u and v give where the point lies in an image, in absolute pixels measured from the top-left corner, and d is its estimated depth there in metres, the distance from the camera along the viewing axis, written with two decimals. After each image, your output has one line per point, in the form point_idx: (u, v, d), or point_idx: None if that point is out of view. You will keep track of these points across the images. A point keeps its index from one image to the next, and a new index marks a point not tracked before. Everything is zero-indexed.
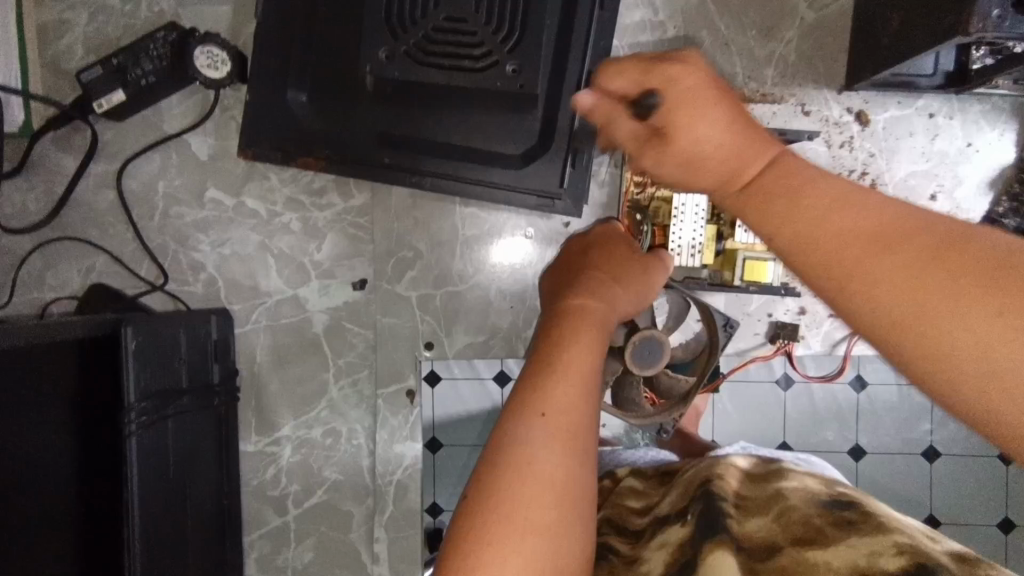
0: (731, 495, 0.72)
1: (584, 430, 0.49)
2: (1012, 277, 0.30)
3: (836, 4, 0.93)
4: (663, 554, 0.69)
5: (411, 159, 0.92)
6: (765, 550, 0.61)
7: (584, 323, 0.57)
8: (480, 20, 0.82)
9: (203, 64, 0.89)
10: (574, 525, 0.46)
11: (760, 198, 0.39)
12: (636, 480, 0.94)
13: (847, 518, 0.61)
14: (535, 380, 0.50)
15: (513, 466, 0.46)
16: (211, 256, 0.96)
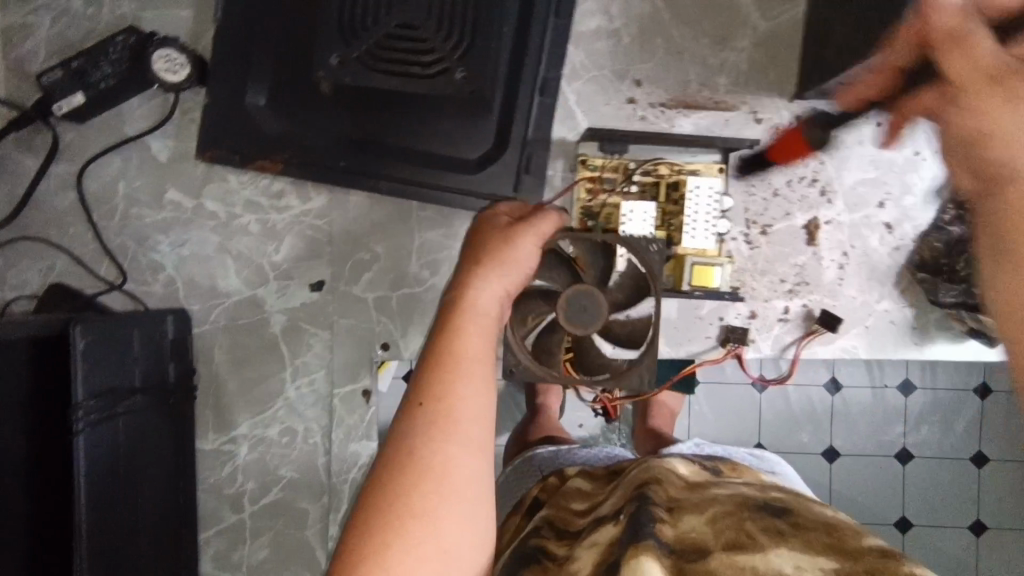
0: (665, 499, 0.75)
1: (462, 424, 0.60)
2: None
3: (788, 13, 0.94)
4: (594, 553, 0.70)
5: (367, 163, 0.94)
6: (695, 555, 0.63)
7: (471, 320, 0.66)
8: (432, 29, 0.89)
9: (162, 68, 0.90)
10: (458, 508, 0.56)
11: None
12: (581, 483, 0.96)
13: (779, 527, 0.65)
14: (424, 385, 0.62)
15: (397, 459, 0.58)
16: (170, 257, 0.97)
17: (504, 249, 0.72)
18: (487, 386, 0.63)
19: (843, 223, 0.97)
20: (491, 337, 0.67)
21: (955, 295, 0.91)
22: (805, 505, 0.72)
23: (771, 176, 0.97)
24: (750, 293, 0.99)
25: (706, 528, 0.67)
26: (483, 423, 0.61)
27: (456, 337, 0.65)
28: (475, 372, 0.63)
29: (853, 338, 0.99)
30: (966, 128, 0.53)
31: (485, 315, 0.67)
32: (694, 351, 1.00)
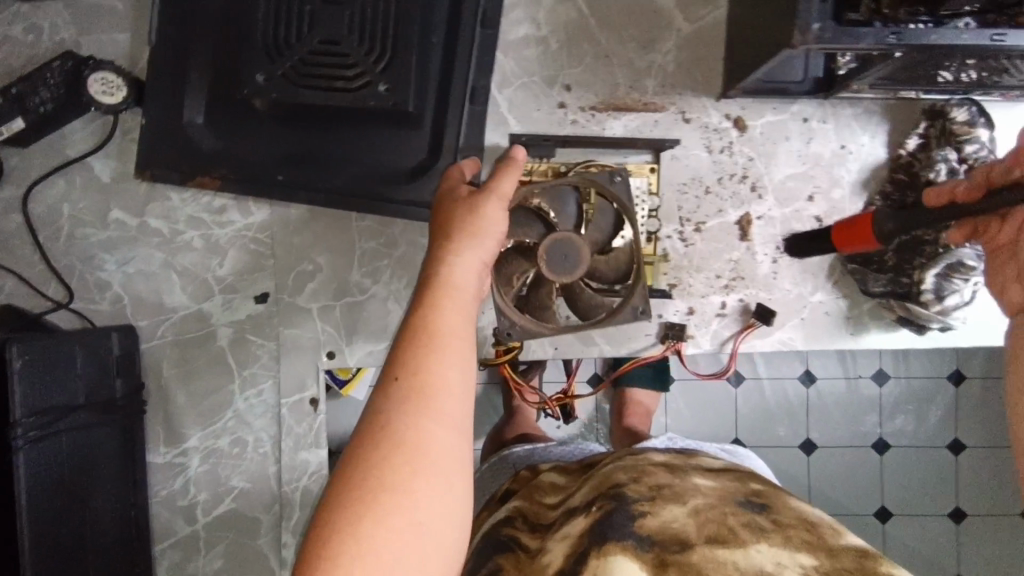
0: (646, 489, 0.77)
1: (437, 398, 0.62)
2: None
3: (711, 15, 0.97)
4: (564, 545, 0.74)
5: (305, 177, 0.96)
6: (678, 546, 0.68)
7: (445, 298, 0.69)
8: (354, 44, 0.91)
9: (98, 91, 0.92)
10: (431, 480, 0.58)
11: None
12: (555, 477, 1.00)
13: (758, 523, 0.71)
14: (398, 362, 0.64)
15: (371, 433, 0.59)
16: (117, 275, 0.99)
17: (472, 221, 0.74)
18: (461, 363, 0.65)
19: (774, 218, 0.99)
20: (465, 315, 0.69)
21: (881, 284, 0.95)
22: (780, 498, 0.78)
23: (702, 174, 0.99)
24: (687, 289, 1.01)
25: (688, 519, 0.71)
26: (456, 397, 0.63)
27: (429, 315, 0.67)
28: (449, 350, 0.65)
29: (789, 330, 1.01)
30: None
31: (458, 293, 0.70)
32: (638, 348, 1.02)
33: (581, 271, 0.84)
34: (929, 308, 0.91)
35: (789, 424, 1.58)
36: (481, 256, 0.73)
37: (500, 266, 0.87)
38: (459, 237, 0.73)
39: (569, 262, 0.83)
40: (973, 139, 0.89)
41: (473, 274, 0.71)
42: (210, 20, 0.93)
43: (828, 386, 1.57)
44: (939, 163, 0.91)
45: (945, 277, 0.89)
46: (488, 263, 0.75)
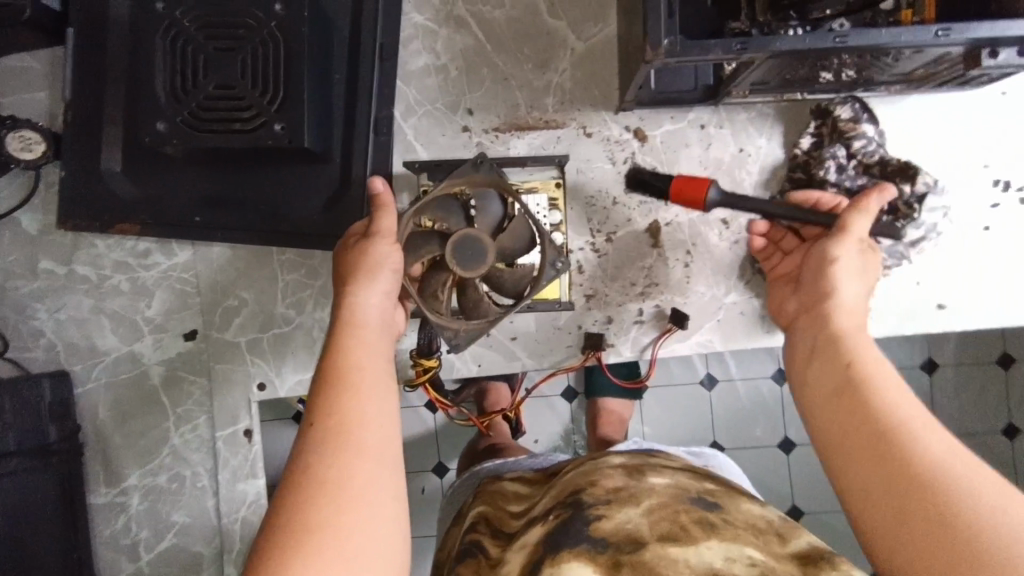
0: (604, 492, 0.78)
1: (354, 432, 0.67)
2: (869, 460, 0.63)
3: (602, 32, 1.00)
4: (522, 554, 0.76)
5: (221, 218, 0.99)
6: (631, 545, 0.69)
7: (354, 336, 0.75)
8: (246, 86, 0.91)
9: (17, 149, 0.96)
10: (358, 507, 0.63)
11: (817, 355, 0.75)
12: (518, 488, 1.01)
13: (709, 520, 0.72)
14: (316, 406, 0.69)
15: (299, 477, 0.64)
16: (49, 323, 1.02)
17: (363, 257, 0.79)
18: (375, 393, 0.71)
19: (682, 223, 1.02)
20: (374, 346, 0.75)
21: None
22: (730, 497, 0.80)
23: (608, 186, 1.02)
24: (603, 300, 1.03)
25: (642, 520, 0.72)
26: (373, 426, 0.69)
27: (342, 355, 0.73)
28: (362, 385, 0.71)
29: (707, 332, 1.03)
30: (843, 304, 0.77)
31: (365, 327, 0.76)
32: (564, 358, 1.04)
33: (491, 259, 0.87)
34: None
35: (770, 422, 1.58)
36: (383, 287, 0.79)
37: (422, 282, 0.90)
38: (358, 275, 0.79)
39: (475, 257, 0.86)
40: (859, 135, 0.94)
41: (376, 308, 0.77)
42: (115, 73, 0.96)
43: None
44: (829, 160, 0.95)
45: None
46: (391, 292, 0.80)
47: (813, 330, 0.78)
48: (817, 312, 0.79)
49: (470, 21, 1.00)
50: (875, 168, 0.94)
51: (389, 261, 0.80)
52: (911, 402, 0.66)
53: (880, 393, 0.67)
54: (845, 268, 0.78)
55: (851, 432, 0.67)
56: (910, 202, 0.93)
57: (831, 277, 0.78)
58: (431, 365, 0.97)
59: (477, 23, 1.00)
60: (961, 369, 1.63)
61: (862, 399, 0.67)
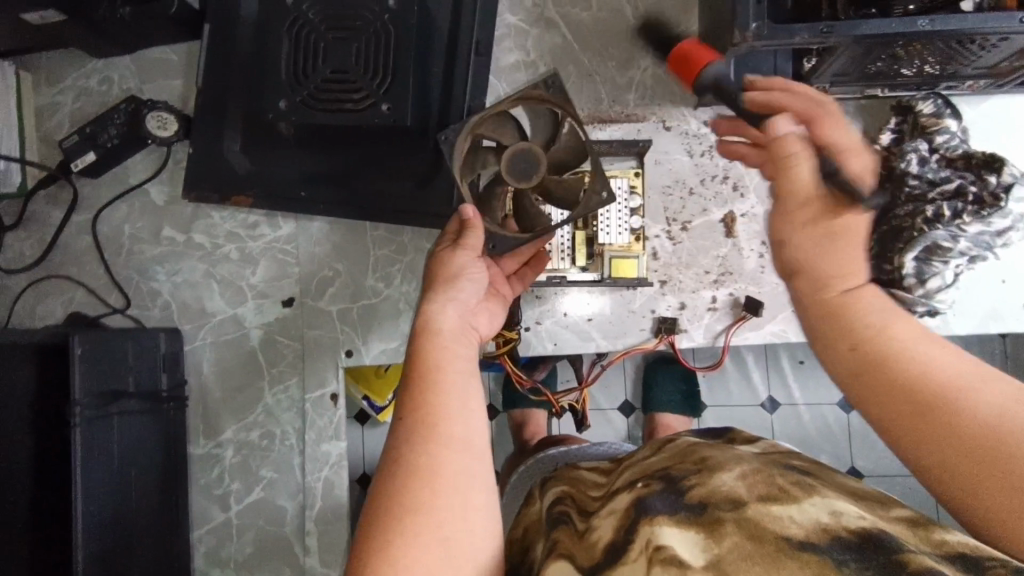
0: (692, 464, 0.68)
1: (444, 423, 0.69)
2: (925, 423, 0.54)
3: (682, 34, 1.05)
4: (611, 520, 0.66)
5: (325, 195, 1.08)
6: (729, 505, 0.59)
7: (439, 336, 0.76)
8: (359, 70, 1.02)
9: (154, 127, 1.09)
10: (446, 494, 0.64)
11: (823, 317, 0.64)
12: (596, 476, 0.93)
13: (811, 482, 0.61)
14: (407, 401, 0.71)
15: (391, 466, 0.66)
16: (166, 284, 1.13)
17: (442, 264, 0.84)
18: (460, 388, 0.72)
19: (757, 214, 1.05)
20: (456, 347, 0.76)
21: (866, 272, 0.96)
22: (841, 474, 0.67)
23: (685, 177, 1.06)
24: (678, 286, 1.06)
25: (737, 482, 0.61)
26: (458, 420, 0.70)
27: (425, 355, 0.74)
28: (447, 382, 0.72)
29: (781, 323, 1.04)
30: (829, 247, 0.64)
31: (445, 332, 0.77)
32: (636, 339, 1.07)
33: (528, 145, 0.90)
34: (912, 292, 0.94)
35: None
36: (462, 296, 0.82)
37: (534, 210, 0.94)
38: (439, 283, 0.82)
39: (531, 161, 0.90)
40: (941, 130, 0.95)
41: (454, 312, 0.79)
42: (242, 61, 1.08)
43: None
44: (912, 153, 0.94)
45: (925, 260, 0.92)
46: (472, 298, 0.83)
47: (810, 303, 0.66)
48: (812, 281, 0.65)
49: (559, 22, 1.07)
50: (958, 161, 0.94)
51: (477, 270, 0.84)
52: (958, 362, 0.56)
53: (911, 358, 0.57)
54: (797, 237, 0.66)
55: (898, 413, 0.56)
56: (997, 192, 0.91)
57: (800, 243, 0.66)
58: (509, 336, 1.04)
59: (566, 24, 1.07)
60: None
61: (894, 364, 0.57)
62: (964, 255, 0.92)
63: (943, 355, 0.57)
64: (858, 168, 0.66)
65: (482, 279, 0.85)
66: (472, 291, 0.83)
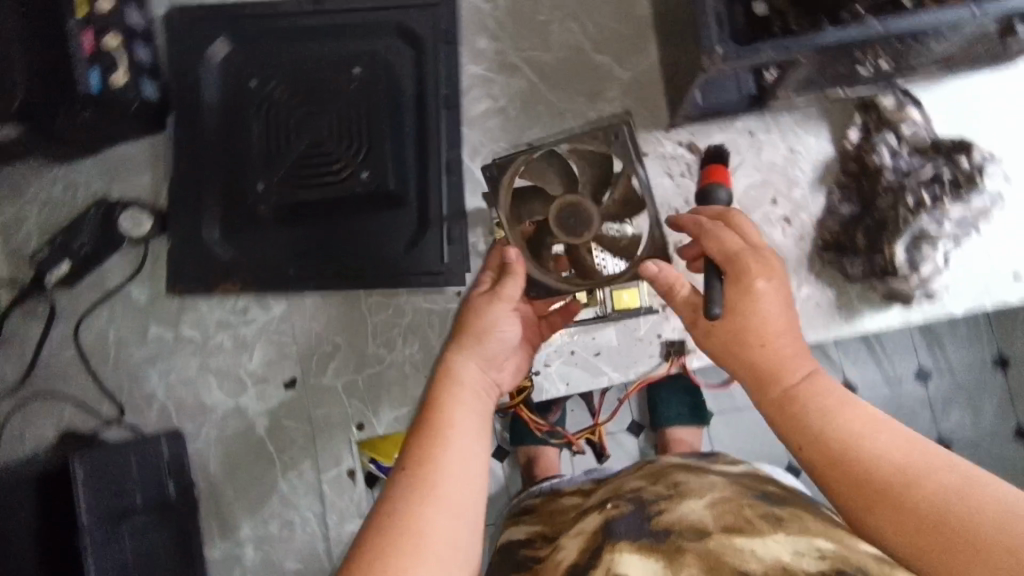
0: (665, 490, 0.80)
1: (443, 476, 0.69)
2: (876, 499, 0.60)
3: (644, 63, 1.08)
4: (578, 541, 0.77)
5: (314, 270, 1.06)
6: (694, 533, 0.70)
7: (457, 390, 0.78)
8: (335, 142, 1.04)
9: (128, 226, 1.08)
10: (434, 546, 0.65)
11: (775, 409, 0.72)
12: (572, 499, 0.99)
13: (773, 514, 0.72)
14: (413, 451, 0.72)
15: (384, 512, 0.67)
16: (161, 385, 1.09)
17: (476, 315, 0.85)
18: (466, 448, 0.73)
19: None
20: (469, 404, 0.78)
21: (859, 267, 0.98)
22: (797, 498, 0.79)
23: (669, 200, 1.05)
24: None
25: (704, 511, 0.73)
26: (460, 477, 0.70)
27: (439, 408, 0.76)
28: (455, 438, 0.73)
29: None
30: (766, 345, 0.74)
31: (463, 386, 0.79)
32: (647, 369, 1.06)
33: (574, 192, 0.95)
34: (908, 280, 0.96)
35: None
36: (485, 353, 0.83)
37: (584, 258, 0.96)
38: (469, 336, 0.84)
39: (580, 214, 0.94)
40: (906, 121, 0.98)
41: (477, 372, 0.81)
42: (212, 149, 1.07)
43: (870, 392, 1.61)
44: (880, 148, 0.98)
45: (915, 248, 0.95)
46: (491, 360, 0.84)
47: (764, 400, 0.74)
48: (761, 382, 0.74)
49: (522, 65, 1.09)
50: (926, 149, 0.97)
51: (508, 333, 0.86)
52: (898, 439, 0.63)
53: (861, 444, 0.64)
54: (735, 334, 0.76)
55: (856, 491, 0.62)
56: (969, 174, 0.95)
57: (740, 342, 0.76)
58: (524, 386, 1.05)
59: (529, 66, 1.09)
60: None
61: (843, 446, 0.64)
62: (950, 239, 0.95)
63: (891, 441, 0.63)
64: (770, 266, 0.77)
65: (511, 334, 0.87)
66: (496, 349, 0.85)
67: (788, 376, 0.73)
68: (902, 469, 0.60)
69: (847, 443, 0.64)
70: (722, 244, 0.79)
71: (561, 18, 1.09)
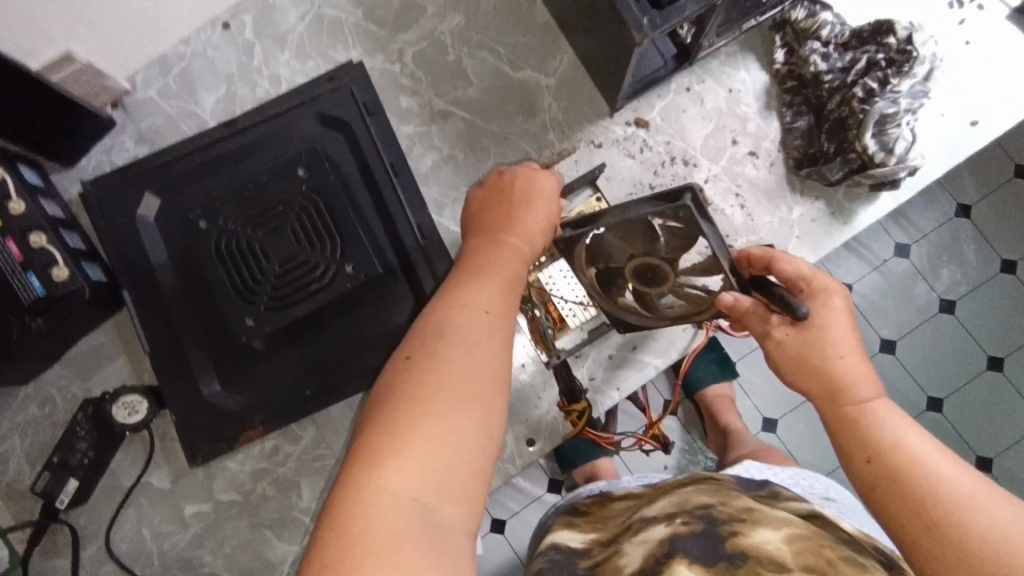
0: (735, 511, 0.74)
1: (484, 340, 0.67)
2: (932, 524, 0.63)
3: (563, 62, 1.09)
4: (644, 547, 0.73)
5: (330, 381, 1.00)
6: (773, 566, 0.64)
7: (463, 299, 0.72)
8: (307, 249, 1.00)
9: (124, 415, 1.00)
10: (459, 411, 0.61)
11: (839, 421, 0.74)
12: (628, 504, 0.95)
13: (857, 561, 0.65)
14: (465, 290, 0.74)
15: (428, 361, 0.64)
16: (219, 561, 1.01)
17: (527, 202, 0.88)
18: (503, 321, 0.71)
19: (719, 173, 1.04)
20: (517, 274, 0.79)
21: (839, 169, 0.99)
22: (879, 547, 0.72)
23: (639, 178, 1.05)
24: None
25: (782, 543, 0.67)
26: (502, 350, 0.68)
27: (487, 267, 0.78)
28: (506, 298, 0.74)
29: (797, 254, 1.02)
30: (831, 368, 0.74)
31: (514, 257, 0.81)
32: (681, 344, 1.03)
33: (638, 248, 0.87)
34: (888, 164, 0.97)
35: (869, 329, 1.64)
36: (532, 228, 0.86)
37: (655, 302, 0.92)
38: (518, 205, 0.88)
39: (657, 273, 0.89)
40: (824, 24, 1.01)
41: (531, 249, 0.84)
42: (181, 305, 1.01)
43: (867, 284, 1.64)
44: (811, 55, 1.01)
45: (881, 132, 0.97)
46: (540, 234, 0.86)
47: (830, 411, 0.75)
48: (828, 394, 0.75)
49: (452, 109, 1.09)
50: (852, 42, 1.01)
51: (542, 212, 0.87)
52: (960, 472, 0.66)
53: (928, 472, 0.66)
54: (794, 355, 0.76)
55: (910, 516, 0.65)
56: (901, 49, 0.98)
57: (805, 360, 0.76)
58: (583, 409, 1.00)
59: (458, 107, 1.09)
60: (994, 199, 1.65)
61: (910, 472, 0.67)
62: (911, 111, 0.96)
63: (961, 475, 0.66)
64: (838, 302, 0.76)
65: (554, 219, 0.90)
66: (537, 226, 0.86)
67: (855, 391, 0.73)
68: (977, 505, 0.63)
69: (916, 465, 0.67)
70: (795, 266, 0.80)
71: (470, 51, 1.10)
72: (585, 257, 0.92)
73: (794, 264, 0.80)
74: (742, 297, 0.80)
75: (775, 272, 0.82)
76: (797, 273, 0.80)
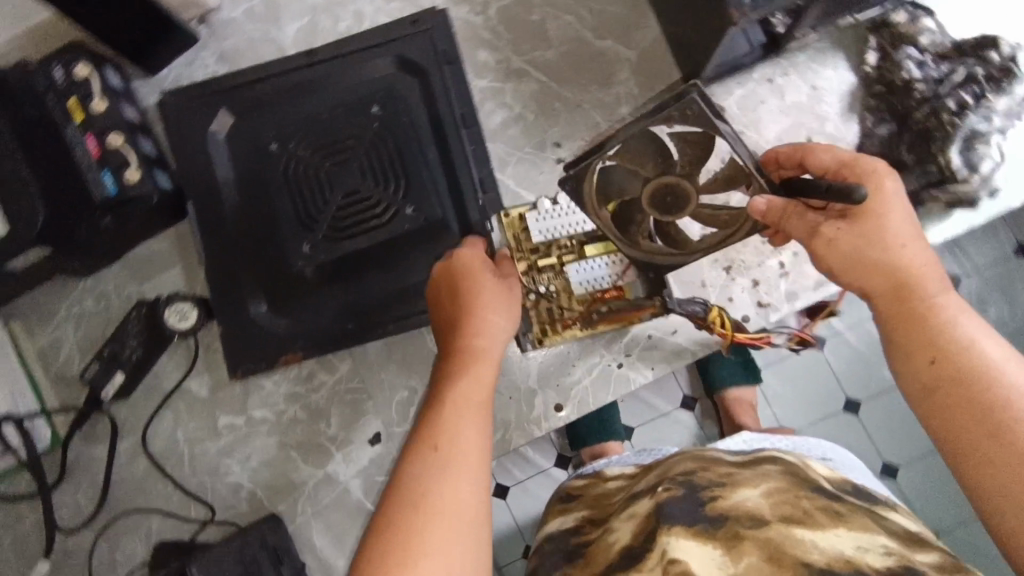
0: (714, 477, 0.75)
1: (435, 490, 0.70)
2: (991, 432, 0.65)
3: (646, 37, 1.07)
4: (630, 524, 0.75)
5: (373, 318, 1.02)
6: (753, 522, 0.67)
7: (420, 445, 0.74)
8: (371, 186, 1.02)
9: (174, 320, 1.04)
10: None
11: (897, 317, 0.74)
12: (620, 482, 0.95)
13: (834, 509, 0.68)
14: (426, 431, 0.75)
15: (390, 534, 0.67)
16: (243, 473, 1.05)
17: (480, 293, 0.85)
18: (458, 455, 0.72)
19: None
20: (476, 386, 0.79)
21: (915, 179, 0.97)
22: (865, 501, 0.75)
23: None
24: (743, 266, 1.02)
25: (761, 500, 0.69)
26: (459, 493, 0.70)
27: (442, 392, 0.78)
28: (459, 426, 0.75)
29: None
30: (896, 259, 0.75)
31: (473, 364, 0.81)
32: (757, 325, 1.02)
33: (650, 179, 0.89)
34: (970, 181, 0.95)
35: None
36: (488, 327, 0.84)
37: (685, 238, 0.91)
38: (464, 302, 0.85)
39: (676, 194, 0.89)
40: (923, 32, 1.00)
41: (491, 349, 0.83)
42: (240, 222, 1.04)
43: None
44: (906, 62, 0.99)
45: (969, 148, 0.95)
46: (501, 329, 0.84)
47: (890, 307, 0.75)
48: (891, 292, 0.75)
49: (528, 69, 1.09)
50: (951, 53, 0.99)
51: (497, 303, 0.85)
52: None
53: (993, 373, 0.67)
54: (856, 250, 0.76)
55: (967, 419, 0.67)
56: (1003, 66, 0.96)
57: (862, 251, 0.76)
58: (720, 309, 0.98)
59: (535, 68, 1.09)
60: None
61: (970, 377, 0.68)
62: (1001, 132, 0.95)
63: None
64: (890, 187, 0.76)
65: (512, 301, 0.87)
66: (497, 324, 0.84)
67: (916, 289, 0.74)
68: None
69: (979, 368, 0.68)
70: (833, 154, 0.81)
71: (555, 13, 1.09)
72: (602, 182, 0.89)
73: (840, 155, 0.81)
74: (774, 199, 0.81)
75: (811, 164, 0.83)
76: (847, 164, 0.79)
